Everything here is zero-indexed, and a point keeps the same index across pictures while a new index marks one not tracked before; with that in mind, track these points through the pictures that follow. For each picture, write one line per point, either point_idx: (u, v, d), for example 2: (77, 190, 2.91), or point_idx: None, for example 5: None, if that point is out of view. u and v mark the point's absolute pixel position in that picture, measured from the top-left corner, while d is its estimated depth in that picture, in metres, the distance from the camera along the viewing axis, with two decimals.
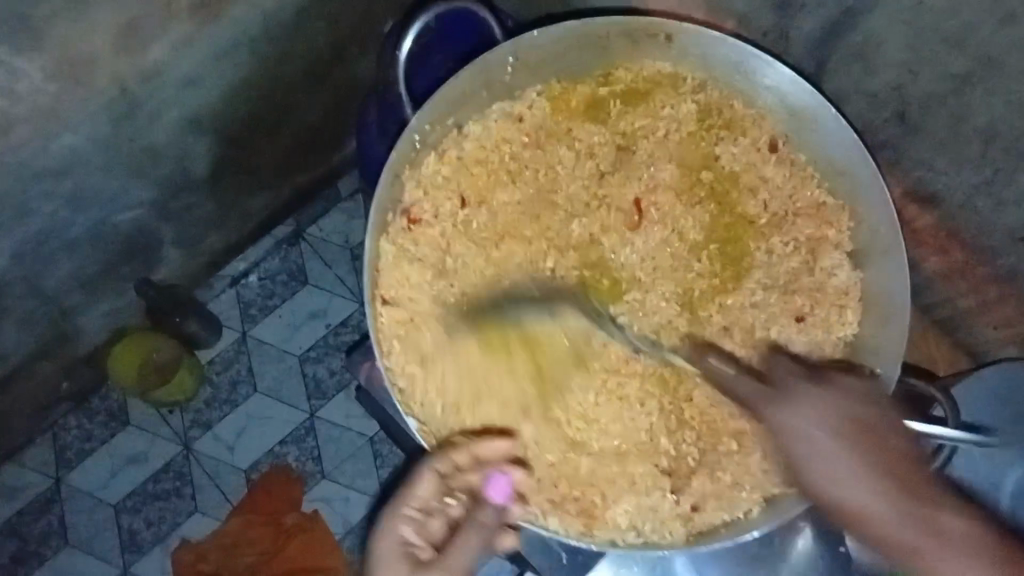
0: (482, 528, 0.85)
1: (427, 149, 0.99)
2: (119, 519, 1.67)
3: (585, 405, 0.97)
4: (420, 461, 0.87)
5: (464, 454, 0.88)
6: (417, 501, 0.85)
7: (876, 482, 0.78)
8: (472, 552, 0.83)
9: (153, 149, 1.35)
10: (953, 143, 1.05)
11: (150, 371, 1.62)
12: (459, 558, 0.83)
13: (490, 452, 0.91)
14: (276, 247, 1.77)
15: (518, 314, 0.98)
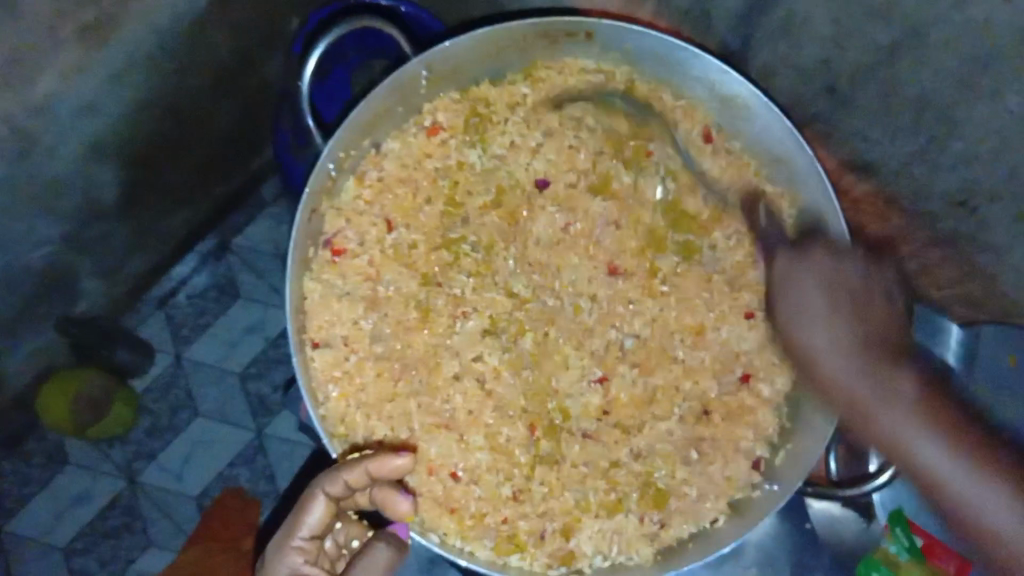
0: (373, 550, 0.83)
1: (345, 174, 0.92)
2: (70, 562, 1.60)
3: (537, 422, 0.93)
4: (310, 487, 0.87)
5: (356, 473, 0.84)
6: (309, 527, 0.87)
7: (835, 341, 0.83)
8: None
9: (56, 180, 1.24)
10: (885, 113, 1.01)
11: (82, 408, 1.51)
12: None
13: (386, 473, 0.85)
14: (201, 263, 1.69)
15: (457, 338, 0.93)
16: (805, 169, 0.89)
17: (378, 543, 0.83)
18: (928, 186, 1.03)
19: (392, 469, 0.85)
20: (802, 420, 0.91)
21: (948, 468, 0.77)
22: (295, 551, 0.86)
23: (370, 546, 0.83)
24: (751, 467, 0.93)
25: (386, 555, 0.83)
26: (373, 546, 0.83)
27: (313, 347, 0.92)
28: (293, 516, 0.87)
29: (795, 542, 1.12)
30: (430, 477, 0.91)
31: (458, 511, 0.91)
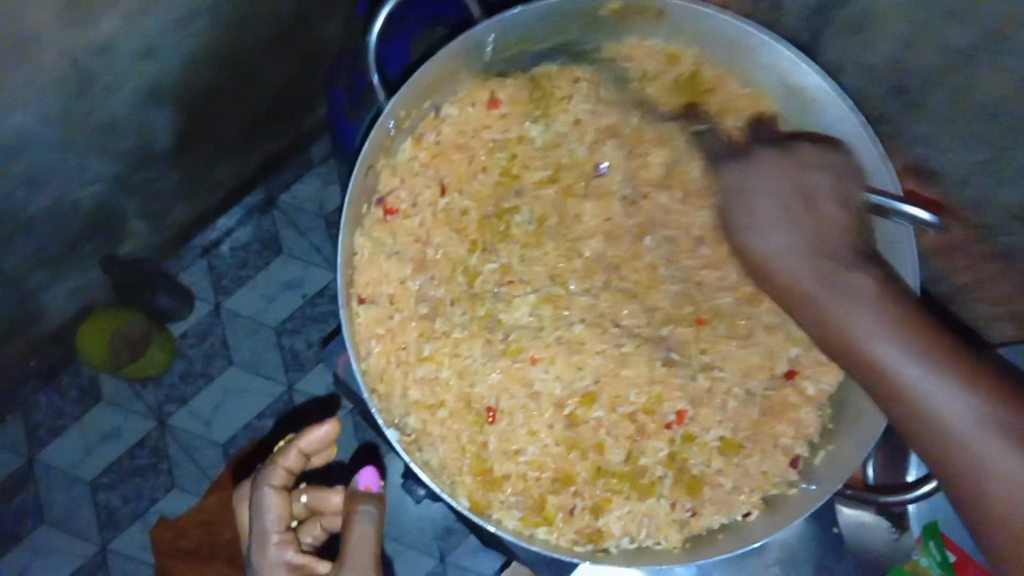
0: (361, 517, 1.03)
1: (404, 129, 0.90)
2: (96, 495, 1.63)
3: (573, 400, 0.93)
4: (258, 486, 1.09)
5: (292, 455, 1.10)
6: (275, 524, 1.07)
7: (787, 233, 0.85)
8: (361, 543, 1.02)
9: (111, 121, 1.25)
10: (953, 119, 0.99)
11: (117, 348, 1.53)
12: (353, 560, 1.01)
13: (313, 442, 1.10)
14: (245, 218, 1.73)
15: (502, 308, 0.93)
16: (879, 169, 0.85)
17: (362, 506, 1.04)
18: (992, 198, 1.00)
19: (316, 439, 1.11)
20: (847, 423, 0.90)
21: (929, 386, 0.77)
22: (279, 551, 1.05)
23: (357, 512, 1.04)
24: (788, 464, 0.91)
25: (372, 515, 1.04)
26: (358, 513, 1.04)
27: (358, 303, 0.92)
28: (258, 527, 1.06)
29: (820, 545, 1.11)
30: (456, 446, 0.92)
31: (487, 476, 0.92)
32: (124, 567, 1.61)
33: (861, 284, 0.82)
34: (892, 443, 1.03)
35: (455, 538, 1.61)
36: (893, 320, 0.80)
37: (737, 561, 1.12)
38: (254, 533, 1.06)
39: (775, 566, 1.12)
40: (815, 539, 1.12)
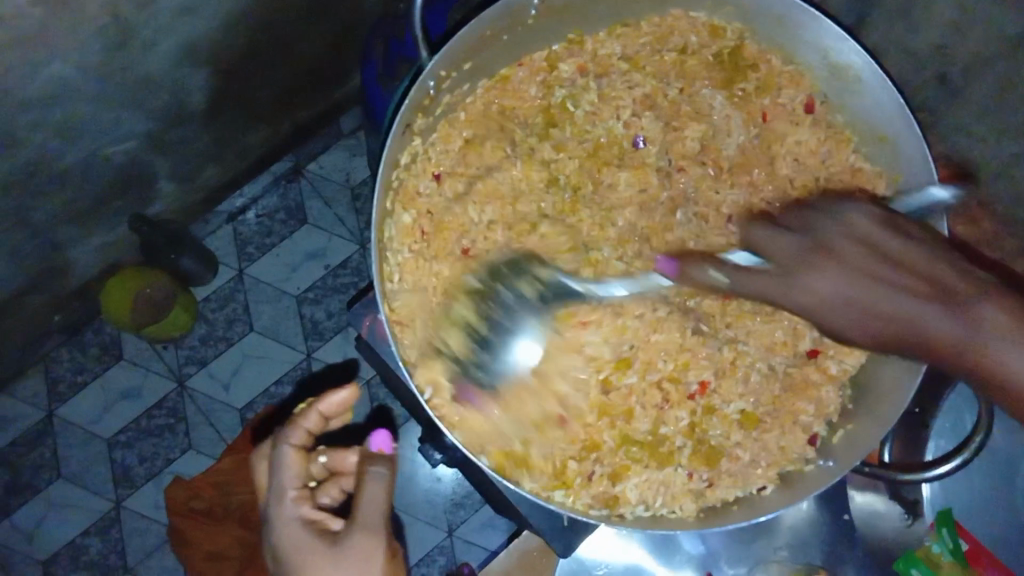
0: (373, 476, 0.88)
1: (447, 348, 0.89)
2: (113, 452, 1.65)
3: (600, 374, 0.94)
4: (279, 444, 0.92)
5: (312, 416, 0.92)
6: (294, 480, 0.91)
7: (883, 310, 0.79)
8: (373, 501, 0.87)
9: (148, 77, 1.26)
10: (994, 109, 0.98)
11: (142, 309, 1.57)
12: (363, 512, 0.87)
13: (334, 406, 0.91)
14: (274, 184, 1.74)
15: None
16: (911, 149, 0.86)
17: (374, 467, 0.89)
18: None
19: (338, 402, 0.92)
20: (866, 403, 0.89)
21: None
22: (293, 508, 0.90)
23: (368, 470, 0.89)
24: (808, 442, 0.91)
25: (384, 475, 0.89)
26: (370, 471, 0.89)
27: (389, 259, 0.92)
28: (275, 480, 0.91)
29: (830, 531, 1.12)
30: (474, 409, 0.89)
31: (499, 435, 0.89)
32: (139, 525, 1.63)
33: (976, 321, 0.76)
34: (911, 429, 1.01)
35: (464, 513, 1.62)
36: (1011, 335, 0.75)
37: (743, 541, 1.15)
38: (270, 488, 0.92)
39: (784, 550, 1.14)
40: (826, 526, 1.12)
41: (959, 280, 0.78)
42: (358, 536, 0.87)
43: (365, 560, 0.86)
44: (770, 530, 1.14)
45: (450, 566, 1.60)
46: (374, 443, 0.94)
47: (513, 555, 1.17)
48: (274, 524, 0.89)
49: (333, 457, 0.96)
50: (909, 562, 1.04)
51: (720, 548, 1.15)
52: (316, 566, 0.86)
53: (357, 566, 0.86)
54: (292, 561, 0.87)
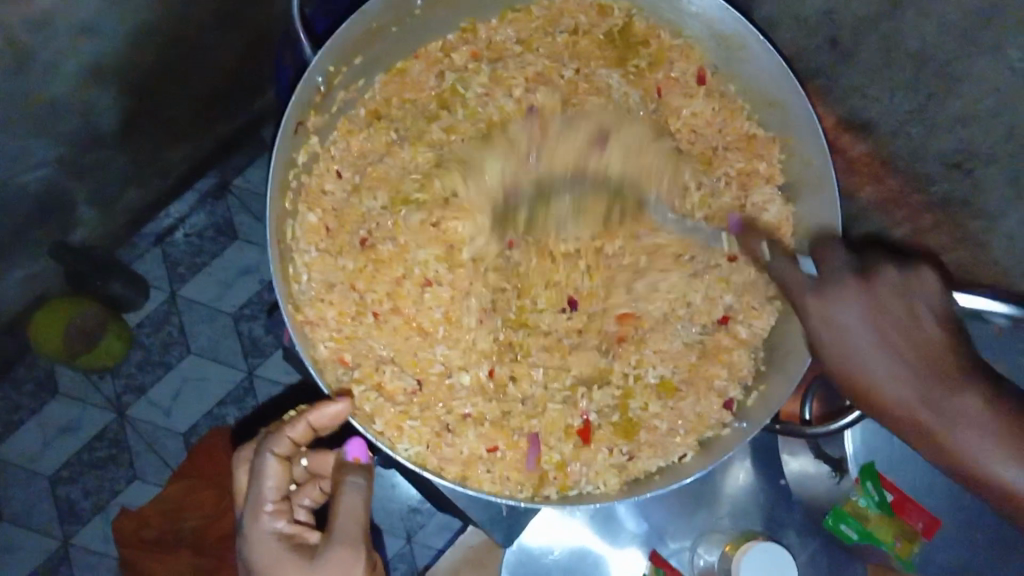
0: (351, 486, 0.86)
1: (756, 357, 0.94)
2: (55, 490, 1.61)
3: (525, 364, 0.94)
4: (260, 453, 0.86)
5: (299, 427, 0.85)
6: (273, 492, 0.86)
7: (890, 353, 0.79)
8: (350, 515, 0.85)
9: (55, 102, 1.22)
10: (885, 69, 0.99)
11: (74, 337, 1.52)
12: (340, 523, 0.84)
13: (325, 419, 0.85)
14: (200, 201, 1.69)
15: (423, 260, 0.92)
16: (801, 112, 0.87)
17: (351, 477, 0.86)
18: (923, 147, 1.00)
19: (330, 415, 0.85)
20: (777, 363, 0.92)
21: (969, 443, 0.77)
22: (270, 522, 0.85)
23: (345, 481, 0.86)
24: (723, 407, 0.94)
25: (362, 485, 0.86)
26: (348, 482, 0.86)
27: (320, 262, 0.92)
28: (253, 489, 0.86)
29: (770, 497, 1.15)
30: (386, 404, 0.89)
31: (409, 423, 0.89)
32: (89, 560, 1.59)
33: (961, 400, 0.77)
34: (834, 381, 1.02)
35: (421, 518, 1.59)
36: (956, 403, 0.77)
37: (688, 513, 1.16)
38: (246, 496, 0.86)
39: (727, 519, 1.15)
40: (764, 493, 1.16)
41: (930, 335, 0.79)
42: (336, 549, 0.83)
43: (345, 573, 0.82)
44: (714, 503, 1.15)
45: (412, 573, 1.57)
46: (349, 452, 0.91)
47: (461, 551, 1.20)
48: (249, 537, 0.84)
49: (314, 458, 0.91)
50: (839, 517, 1.09)
51: (666, 521, 1.15)
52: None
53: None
54: None
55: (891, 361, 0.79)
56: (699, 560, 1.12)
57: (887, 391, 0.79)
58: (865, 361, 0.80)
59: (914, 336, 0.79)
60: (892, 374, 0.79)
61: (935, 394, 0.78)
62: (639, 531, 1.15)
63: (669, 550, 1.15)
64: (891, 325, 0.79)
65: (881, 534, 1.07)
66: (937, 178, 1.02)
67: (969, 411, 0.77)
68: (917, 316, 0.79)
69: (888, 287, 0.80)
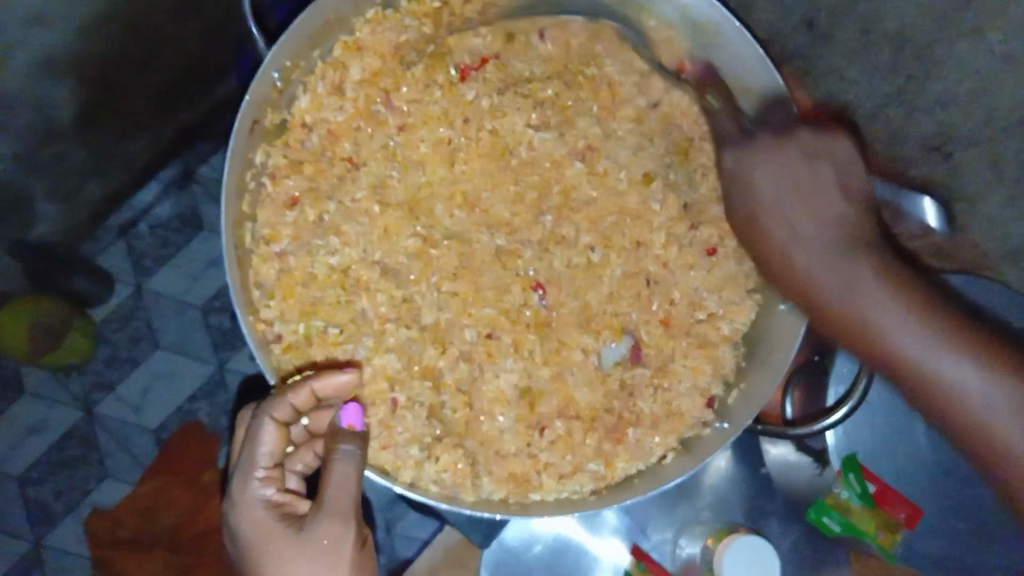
0: (343, 456, 0.80)
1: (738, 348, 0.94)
2: (25, 490, 1.56)
3: (499, 364, 0.91)
4: (255, 416, 0.81)
5: (303, 395, 0.80)
6: (267, 458, 0.81)
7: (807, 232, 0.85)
8: (342, 486, 0.79)
9: (2, 96, 1.14)
10: (866, 50, 0.95)
11: (37, 335, 1.47)
12: (332, 497, 0.79)
13: (331, 389, 0.81)
14: (164, 192, 1.63)
15: (386, 259, 0.90)
16: (777, 99, 0.86)
17: (344, 445, 0.80)
18: None
19: (335, 385, 0.82)
20: (756, 361, 0.92)
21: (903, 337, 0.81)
22: (260, 488, 0.81)
23: (337, 450, 0.80)
24: (704, 406, 0.93)
25: (355, 454, 0.80)
26: (339, 451, 0.80)
27: (284, 263, 0.88)
28: (246, 453, 0.81)
29: (750, 485, 1.14)
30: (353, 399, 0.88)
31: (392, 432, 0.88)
32: (62, 560, 1.56)
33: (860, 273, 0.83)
34: (811, 376, 1.02)
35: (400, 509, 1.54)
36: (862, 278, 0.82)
37: (668, 505, 1.14)
38: (238, 460, 0.82)
39: (707, 510, 1.13)
40: (743, 482, 1.14)
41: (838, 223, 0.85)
42: (323, 524, 0.79)
43: (332, 548, 0.79)
44: (693, 491, 1.13)
45: (393, 564, 1.51)
46: (345, 416, 0.85)
47: (438, 551, 1.17)
48: (238, 502, 0.80)
49: (313, 419, 0.84)
50: (821, 510, 1.09)
51: (645, 514, 1.14)
52: (277, 556, 0.78)
53: (321, 557, 0.78)
54: (255, 547, 0.79)
55: (805, 211, 0.86)
56: (681, 551, 1.11)
57: (804, 245, 0.85)
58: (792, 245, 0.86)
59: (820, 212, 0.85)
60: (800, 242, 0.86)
61: (839, 263, 0.84)
62: (619, 524, 1.14)
63: (651, 543, 1.13)
64: (791, 195, 0.86)
65: (864, 526, 1.07)
66: (918, 162, 0.98)
67: (863, 288, 0.82)
68: (808, 185, 0.85)
69: (831, 167, 0.86)
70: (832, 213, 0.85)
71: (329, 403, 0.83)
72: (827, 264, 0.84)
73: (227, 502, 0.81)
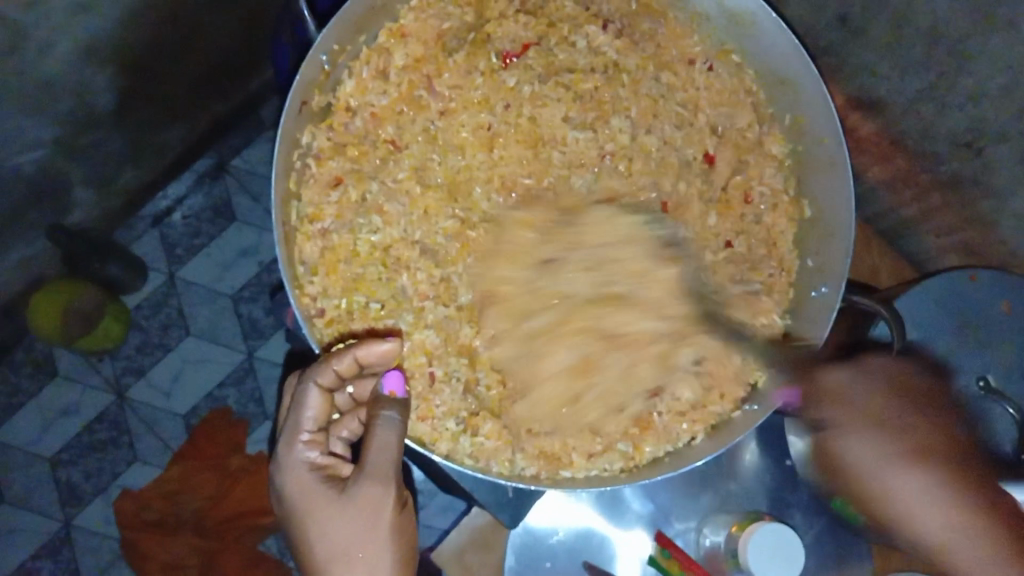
0: (385, 422, 0.82)
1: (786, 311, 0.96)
2: (56, 471, 1.59)
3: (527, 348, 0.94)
4: (301, 381, 0.84)
5: (346, 361, 0.82)
6: (311, 423, 0.86)
7: (867, 432, 0.84)
8: (384, 450, 0.82)
9: (49, 81, 1.17)
10: (896, 46, 0.97)
11: (71, 319, 1.49)
12: (374, 460, 0.83)
13: (374, 356, 0.84)
14: (198, 182, 1.66)
15: (422, 241, 0.92)
16: (811, 88, 0.88)
17: (385, 412, 0.83)
18: (933, 126, 0.98)
19: (378, 352, 0.84)
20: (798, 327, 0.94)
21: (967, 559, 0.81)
22: (304, 451, 0.86)
23: (379, 416, 0.83)
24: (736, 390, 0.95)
25: (397, 421, 0.83)
26: (381, 417, 0.83)
27: (323, 244, 0.90)
28: (292, 416, 0.86)
29: (773, 477, 1.15)
30: None
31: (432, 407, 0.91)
32: (92, 542, 1.58)
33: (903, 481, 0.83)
34: None
35: (423, 498, 1.56)
36: (925, 489, 0.82)
37: (693, 495, 1.15)
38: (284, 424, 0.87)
39: (731, 500, 1.15)
40: (769, 473, 1.15)
41: (903, 429, 0.84)
42: (364, 486, 0.83)
43: (373, 509, 0.83)
44: (718, 481, 1.15)
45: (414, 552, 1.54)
46: (386, 384, 0.87)
47: (464, 533, 1.14)
48: (283, 463, 0.85)
49: (357, 386, 0.88)
50: None
51: (670, 504, 1.15)
52: (320, 515, 0.83)
53: (363, 516, 0.82)
54: (300, 506, 0.84)
55: (846, 404, 0.85)
56: (705, 540, 1.13)
57: (857, 454, 0.85)
58: (846, 437, 0.85)
59: (851, 407, 0.85)
60: (855, 441, 0.85)
61: (885, 463, 0.83)
62: (644, 512, 1.15)
63: (675, 531, 1.15)
64: (855, 399, 0.85)
65: None
66: (947, 157, 1.00)
67: (908, 492, 0.83)
68: (854, 391, 0.85)
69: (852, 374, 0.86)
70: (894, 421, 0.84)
71: (370, 370, 0.86)
72: (889, 471, 0.83)
73: (273, 462, 0.86)
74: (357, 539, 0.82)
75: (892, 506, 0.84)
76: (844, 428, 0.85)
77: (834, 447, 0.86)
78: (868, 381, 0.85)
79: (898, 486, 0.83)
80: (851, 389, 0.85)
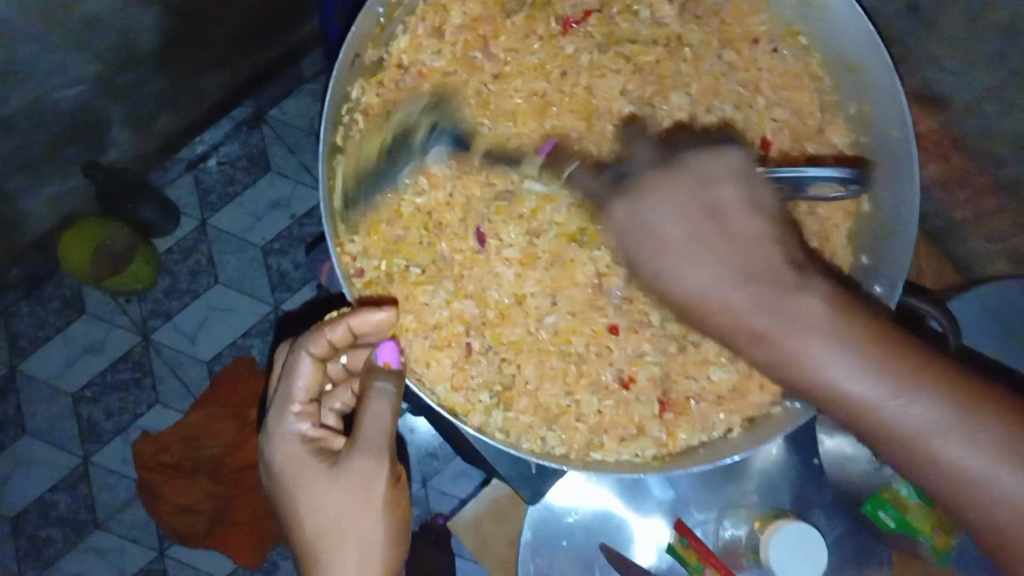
0: (378, 394, 0.83)
1: None
2: (77, 408, 1.60)
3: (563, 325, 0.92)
4: (295, 350, 0.84)
5: (340, 330, 0.81)
6: (303, 393, 0.85)
7: (734, 272, 0.75)
8: (377, 422, 0.82)
9: (94, 17, 1.15)
10: (970, 39, 0.91)
11: (100, 258, 1.48)
12: (367, 431, 0.83)
13: (367, 326, 0.81)
14: (234, 130, 1.65)
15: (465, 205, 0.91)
16: (879, 76, 0.85)
17: (380, 383, 0.83)
18: (1002, 127, 0.93)
19: (372, 322, 0.82)
20: None
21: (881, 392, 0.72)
22: (296, 423, 0.85)
23: (372, 387, 0.83)
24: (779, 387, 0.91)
25: (390, 393, 0.83)
26: (375, 388, 0.83)
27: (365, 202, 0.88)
28: (283, 388, 0.85)
29: (800, 474, 1.13)
30: (419, 338, 0.90)
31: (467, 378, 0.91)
32: (109, 479, 1.58)
33: (808, 323, 0.73)
34: None
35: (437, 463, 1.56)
36: (830, 329, 0.73)
37: (715, 483, 1.13)
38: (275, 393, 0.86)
39: (754, 494, 1.12)
40: (794, 469, 1.13)
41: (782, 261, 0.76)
42: (357, 458, 0.83)
43: (365, 482, 0.82)
44: (742, 472, 1.13)
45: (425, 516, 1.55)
46: (380, 354, 0.86)
47: (483, 503, 1.17)
48: (274, 435, 0.84)
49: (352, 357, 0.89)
50: (878, 504, 1.06)
51: (692, 491, 1.14)
52: (310, 488, 0.82)
53: (355, 490, 0.82)
54: (290, 479, 0.83)
55: (695, 242, 0.76)
56: (724, 532, 1.11)
57: (741, 300, 0.75)
58: (710, 280, 0.75)
59: (732, 245, 0.75)
60: (727, 287, 0.75)
61: (772, 307, 0.74)
62: (664, 498, 1.14)
63: (694, 520, 1.13)
64: (708, 230, 0.76)
65: (919, 524, 1.03)
66: (1011, 161, 0.95)
67: (807, 339, 0.73)
68: (724, 218, 0.76)
69: (686, 202, 0.77)
70: (765, 252, 0.76)
71: (365, 340, 0.84)
72: (783, 319, 0.74)
73: (264, 434, 0.85)
74: (350, 511, 0.82)
75: (792, 358, 0.74)
76: (715, 274, 0.75)
77: (703, 298, 0.75)
78: (722, 212, 0.76)
79: (811, 334, 0.73)
80: (694, 220, 0.76)
